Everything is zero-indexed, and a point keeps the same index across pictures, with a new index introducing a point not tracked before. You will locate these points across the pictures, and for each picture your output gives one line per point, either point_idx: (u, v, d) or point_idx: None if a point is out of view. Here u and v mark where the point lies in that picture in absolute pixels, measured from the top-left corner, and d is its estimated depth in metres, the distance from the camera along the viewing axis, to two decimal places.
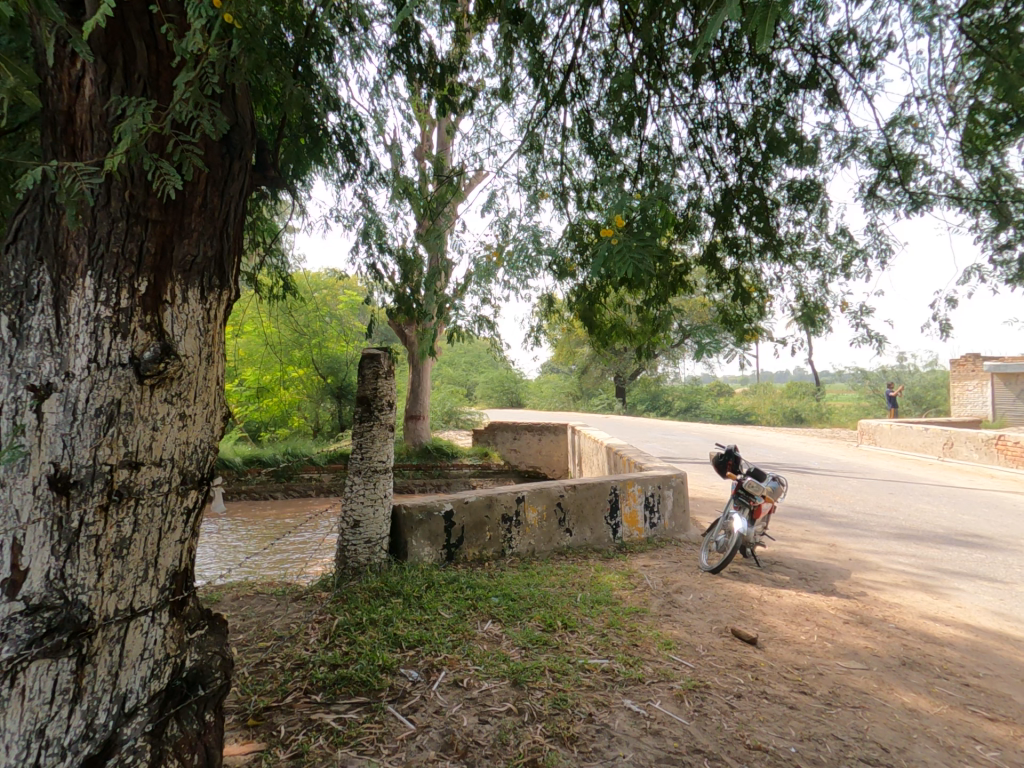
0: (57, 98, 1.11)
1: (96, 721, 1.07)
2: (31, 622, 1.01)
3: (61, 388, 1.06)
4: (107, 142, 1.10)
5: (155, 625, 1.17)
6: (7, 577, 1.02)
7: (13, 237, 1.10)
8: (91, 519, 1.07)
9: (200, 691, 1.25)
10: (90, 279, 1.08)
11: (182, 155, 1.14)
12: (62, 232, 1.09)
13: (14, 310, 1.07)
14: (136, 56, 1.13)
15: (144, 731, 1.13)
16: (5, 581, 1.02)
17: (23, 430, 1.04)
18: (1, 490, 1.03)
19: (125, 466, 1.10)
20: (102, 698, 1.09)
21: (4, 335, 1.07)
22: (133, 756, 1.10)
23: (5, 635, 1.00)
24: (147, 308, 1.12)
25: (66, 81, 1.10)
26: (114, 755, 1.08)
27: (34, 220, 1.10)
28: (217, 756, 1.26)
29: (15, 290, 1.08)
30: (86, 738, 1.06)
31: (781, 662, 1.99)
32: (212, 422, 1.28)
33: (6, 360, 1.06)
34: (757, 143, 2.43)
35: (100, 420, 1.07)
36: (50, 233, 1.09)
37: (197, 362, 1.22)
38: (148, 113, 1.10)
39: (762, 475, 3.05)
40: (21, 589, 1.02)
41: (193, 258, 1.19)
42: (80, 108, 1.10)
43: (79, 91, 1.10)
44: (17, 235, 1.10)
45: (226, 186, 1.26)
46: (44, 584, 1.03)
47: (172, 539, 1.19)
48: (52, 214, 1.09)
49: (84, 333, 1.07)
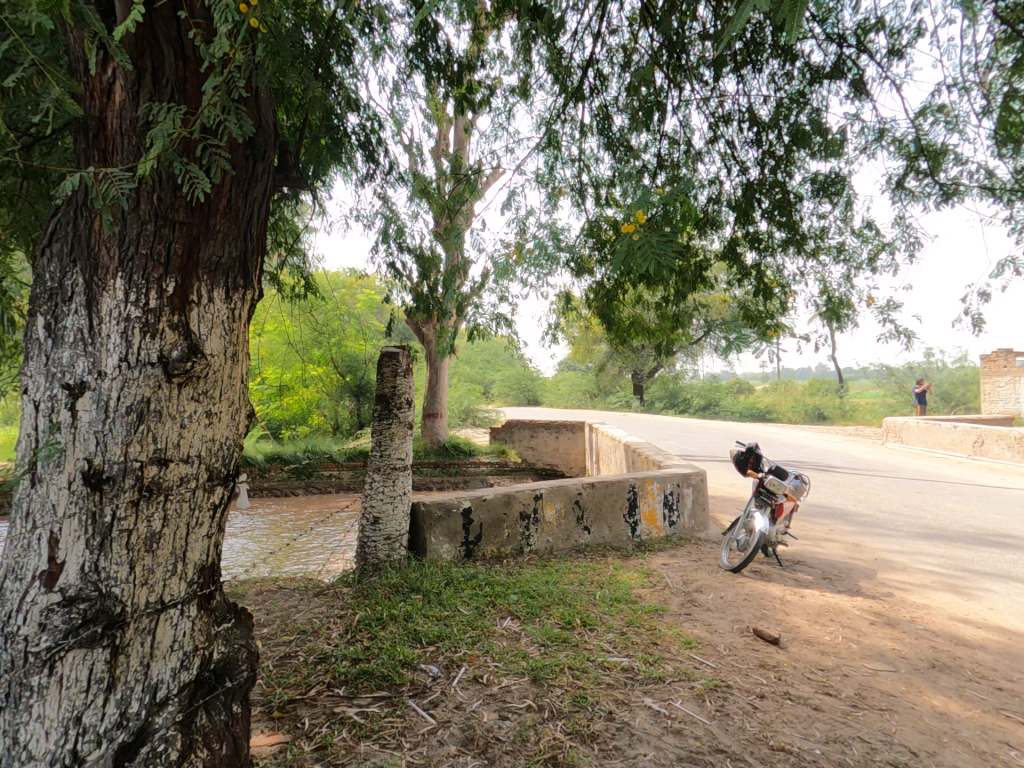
0: (90, 103, 1.13)
1: (129, 710, 1.11)
2: (68, 613, 1.05)
3: (94, 387, 1.09)
4: (140, 148, 1.13)
5: (185, 618, 1.19)
6: (46, 568, 1.06)
7: (49, 240, 1.14)
8: (123, 513, 1.09)
9: (227, 683, 1.27)
10: (121, 280, 1.11)
11: (212, 159, 1.16)
12: (94, 235, 1.12)
13: (50, 310, 1.11)
14: (164, 63, 1.15)
15: (175, 720, 1.16)
16: (44, 573, 1.06)
17: (58, 427, 1.08)
18: (39, 485, 1.08)
19: (154, 463, 1.12)
20: (135, 688, 1.12)
21: (40, 335, 1.11)
22: (165, 744, 1.13)
23: (44, 625, 1.04)
24: (175, 309, 1.15)
25: (98, 87, 1.13)
26: (146, 743, 1.11)
27: (68, 223, 1.13)
28: (245, 747, 1.28)
29: (51, 292, 1.11)
30: (120, 726, 1.09)
31: (805, 663, 1.97)
32: (237, 419, 1.30)
33: (43, 360, 1.11)
34: (779, 135, 2.39)
35: (131, 418, 1.10)
36: (83, 236, 1.12)
37: (222, 361, 1.24)
38: (179, 117, 1.12)
39: (784, 473, 2.99)
40: (59, 580, 1.06)
41: (218, 258, 1.21)
42: (111, 113, 1.13)
43: (111, 96, 1.13)
44: (52, 237, 1.14)
45: (249, 187, 1.28)
46: (79, 576, 1.07)
47: (200, 535, 1.21)
48: (85, 217, 1.12)
49: (115, 334, 1.10)
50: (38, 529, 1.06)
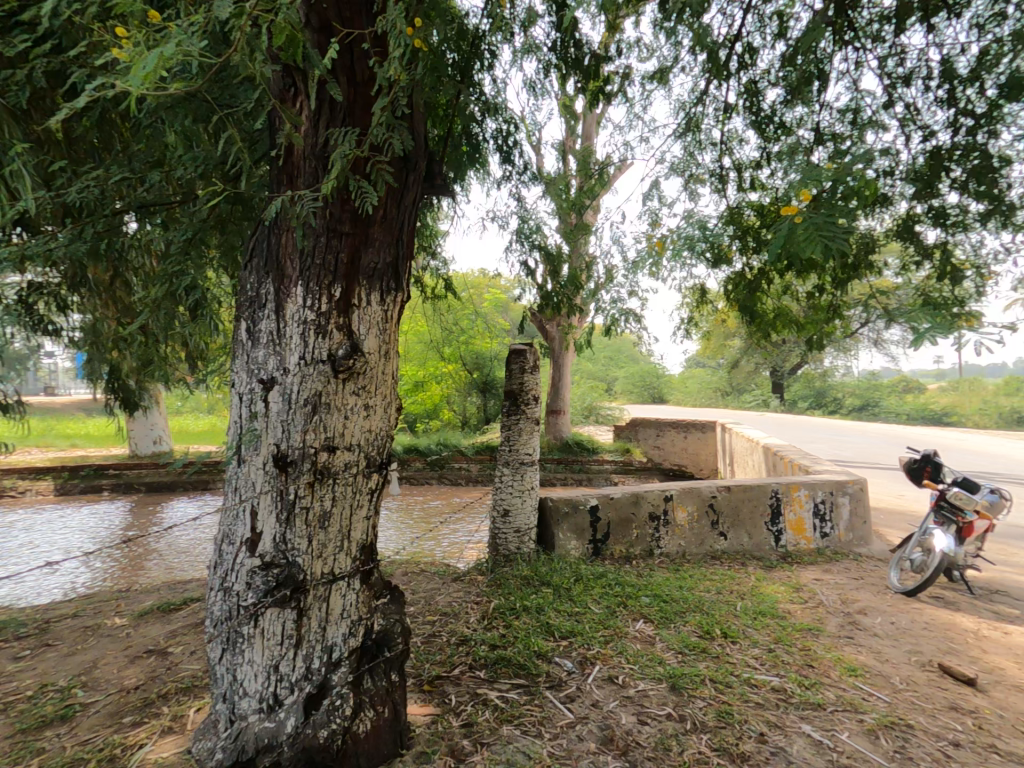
0: (281, 130, 1.29)
1: (311, 666, 1.26)
2: (265, 575, 1.23)
3: (280, 382, 1.25)
4: (323, 172, 1.29)
5: (351, 590, 1.33)
6: (247, 536, 1.25)
7: (250, 255, 1.33)
8: (303, 492, 1.25)
9: (387, 651, 1.39)
10: (301, 287, 1.26)
11: (380, 173, 1.28)
12: (283, 248, 1.28)
13: (249, 316, 1.30)
14: (340, 92, 1.29)
15: (347, 680, 1.30)
16: (247, 539, 1.25)
17: (255, 416, 1.26)
18: (241, 466, 1.27)
19: (326, 449, 1.26)
20: (315, 647, 1.27)
21: (243, 337, 1.30)
22: (341, 700, 1.28)
23: (248, 584, 1.23)
24: (341, 311, 1.28)
25: (289, 120, 1.30)
26: (326, 696, 1.26)
27: (264, 239, 1.31)
28: (403, 713, 1.40)
29: (250, 300, 1.30)
30: (305, 678, 1.25)
31: (1010, 713, 1.66)
32: (391, 412, 1.41)
33: (245, 359, 1.30)
34: (980, 90, 2.04)
35: (307, 409, 1.25)
36: (274, 249, 1.29)
37: (379, 359, 1.36)
38: (353, 137, 1.23)
39: (974, 486, 2.56)
40: (257, 546, 1.24)
41: (376, 264, 1.33)
42: (297, 142, 1.29)
43: (297, 127, 1.29)
44: (252, 253, 1.32)
45: (403, 197, 1.39)
46: (271, 545, 1.24)
47: (362, 515, 1.34)
48: (276, 233, 1.29)
49: (297, 335, 1.26)
50: (242, 502, 1.25)
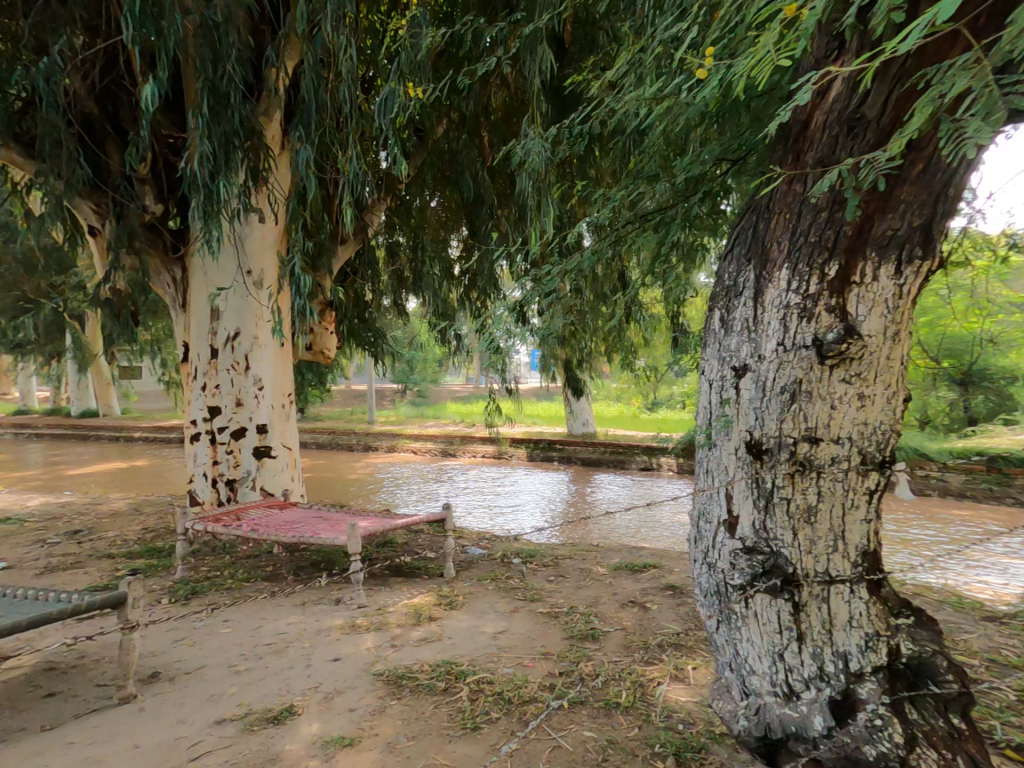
0: (819, 111, 1.85)
1: (827, 669, 1.99)
2: (750, 558, 2.04)
3: (753, 372, 2.01)
4: (853, 137, 1.77)
5: (861, 600, 2.01)
6: (729, 518, 2.10)
7: (750, 237, 2.09)
8: (780, 482, 1.98)
9: (932, 687, 2.01)
10: (788, 271, 1.92)
11: (946, 146, 1.55)
12: (778, 234, 1.96)
13: (735, 307, 2.09)
14: (888, 90, 1.70)
15: (878, 698, 1.95)
16: (727, 523, 2.10)
17: (729, 401, 2.09)
18: (723, 445, 2.12)
19: (806, 442, 1.93)
20: (827, 645, 1.99)
21: (740, 324, 2.06)
22: (872, 710, 1.93)
23: (745, 555, 2.05)
24: (840, 285, 1.84)
25: (821, 98, 1.84)
26: (853, 703, 1.95)
27: (768, 219, 2.01)
28: (963, 737, 1.95)
29: (734, 288, 2.12)
30: (821, 678, 1.99)
31: None
32: (889, 404, 1.94)
33: (725, 347, 2.12)
34: None
35: (785, 396, 1.94)
36: (771, 235, 1.99)
37: (878, 341, 1.87)
38: (940, 87, 1.39)
39: None
40: (737, 529, 2.07)
41: (887, 232, 1.79)
42: (823, 111, 1.84)
43: (833, 103, 1.81)
44: (752, 233, 2.08)
45: (928, 170, 1.70)
46: (752, 531, 2.04)
47: (857, 522, 1.99)
48: (779, 218, 1.96)
49: (777, 317, 1.95)
50: (726, 484, 2.10)
